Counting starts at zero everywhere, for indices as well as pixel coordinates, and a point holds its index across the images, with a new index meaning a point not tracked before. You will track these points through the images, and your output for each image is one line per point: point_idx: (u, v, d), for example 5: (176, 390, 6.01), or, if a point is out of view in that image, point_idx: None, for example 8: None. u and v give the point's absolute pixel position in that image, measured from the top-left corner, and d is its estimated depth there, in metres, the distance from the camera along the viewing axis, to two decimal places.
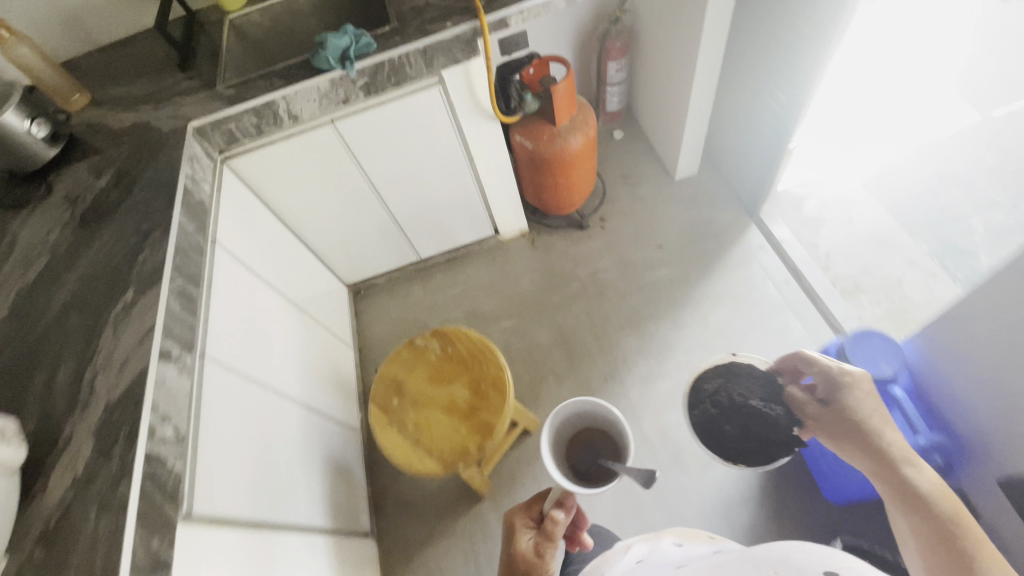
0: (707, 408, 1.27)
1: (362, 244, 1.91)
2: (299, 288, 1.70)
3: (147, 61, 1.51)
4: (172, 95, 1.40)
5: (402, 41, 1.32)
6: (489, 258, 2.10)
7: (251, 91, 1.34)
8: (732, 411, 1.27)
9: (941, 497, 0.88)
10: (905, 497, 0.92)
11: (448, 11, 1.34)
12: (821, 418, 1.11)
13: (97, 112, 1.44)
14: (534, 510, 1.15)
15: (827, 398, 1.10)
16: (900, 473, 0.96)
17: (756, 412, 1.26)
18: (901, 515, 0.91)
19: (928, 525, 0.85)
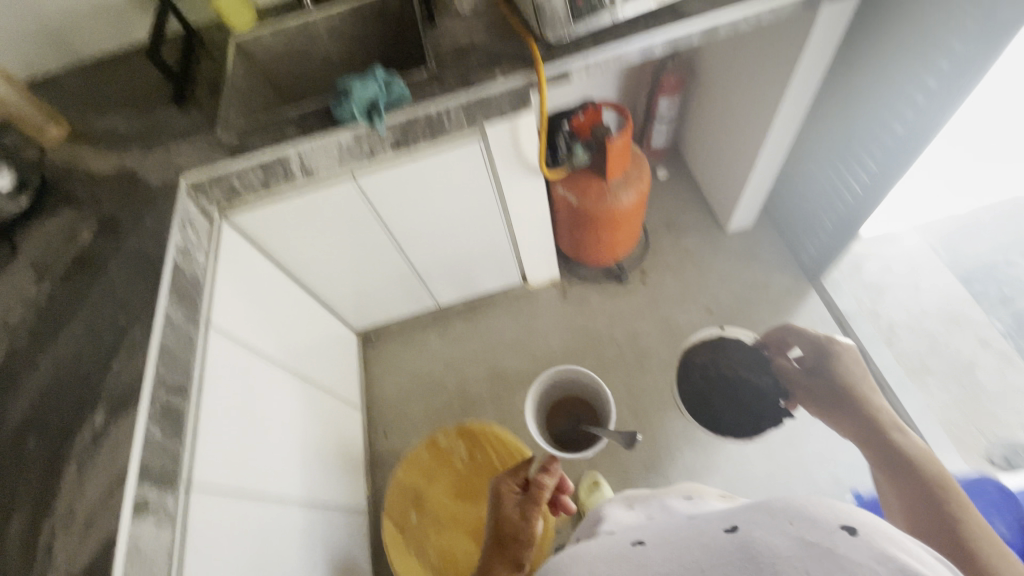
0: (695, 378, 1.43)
1: (375, 293, 1.71)
2: (305, 350, 1.49)
3: (137, 89, 1.29)
4: (164, 136, 1.19)
5: (442, 92, 1.10)
6: (514, 307, 1.90)
7: (258, 141, 1.12)
8: (719, 380, 1.42)
9: (941, 490, 0.92)
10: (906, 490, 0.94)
11: (497, 58, 1.12)
12: (806, 384, 1.26)
13: (75, 150, 1.22)
14: (521, 473, 1.06)
15: (814, 366, 1.26)
16: (887, 439, 1.04)
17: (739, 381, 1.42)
18: (896, 489, 0.97)
19: (928, 519, 0.86)
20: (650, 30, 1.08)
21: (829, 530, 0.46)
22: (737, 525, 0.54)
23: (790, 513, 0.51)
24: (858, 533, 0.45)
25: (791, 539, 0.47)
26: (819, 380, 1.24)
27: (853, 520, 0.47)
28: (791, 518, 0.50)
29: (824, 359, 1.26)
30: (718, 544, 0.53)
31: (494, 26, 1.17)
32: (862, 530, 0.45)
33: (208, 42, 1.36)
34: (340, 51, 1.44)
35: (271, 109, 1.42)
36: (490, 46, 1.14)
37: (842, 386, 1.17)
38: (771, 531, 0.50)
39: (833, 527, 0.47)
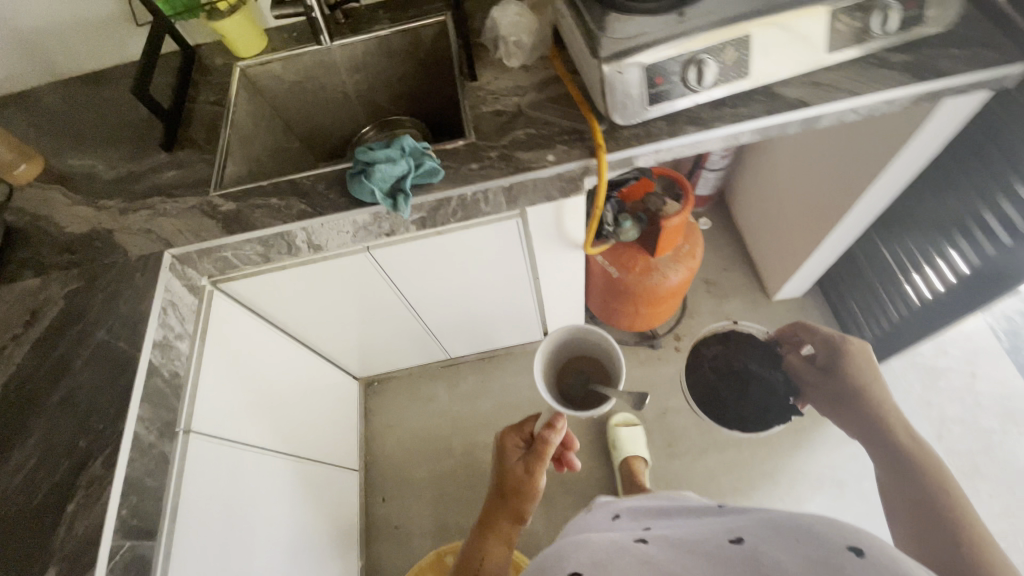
0: (706, 371, 1.26)
1: (383, 347, 1.55)
2: (302, 418, 1.34)
3: (124, 124, 1.11)
4: (151, 190, 1.01)
5: (480, 171, 0.92)
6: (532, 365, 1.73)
7: (258, 211, 0.94)
8: (730, 376, 1.25)
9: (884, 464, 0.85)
10: (897, 495, 0.79)
11: (548, 132, 0.93)
12: (815, 385, 1.05)
13: (47, 195, 1.05)
14: (526, 427, 1.01)
15: (828, 366, 1.04)
16: (895, 441, 0.86)
17: (762, 380, 1.22)
18: (846, 420, 0.96)
19: (923, 522, 0.72)
20: (738, 116, 0.89)
21: (835, 549, 0.46)
22: (738, 537, 0.54)
23: (800, 536, 0.49)
24: (862, 553, 0.45)
25: (800, 555, 0.47)
26: (836, 373, 1.01)
27: (861, 541, 0.46)
28: (800, 535, 0.49)
29: (834, 350, 1.03)
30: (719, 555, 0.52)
31: (547, 91, 0.98)
32: (865, 546, 0.45)
33: (210, 68, 1.17)
34: (361, 86, 1.25)
35: (279, 149, 1.24)
36: (541, 116, 0.95)
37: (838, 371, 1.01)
38: (782, 552, 0.48)
39: (843, 546, 0.46)
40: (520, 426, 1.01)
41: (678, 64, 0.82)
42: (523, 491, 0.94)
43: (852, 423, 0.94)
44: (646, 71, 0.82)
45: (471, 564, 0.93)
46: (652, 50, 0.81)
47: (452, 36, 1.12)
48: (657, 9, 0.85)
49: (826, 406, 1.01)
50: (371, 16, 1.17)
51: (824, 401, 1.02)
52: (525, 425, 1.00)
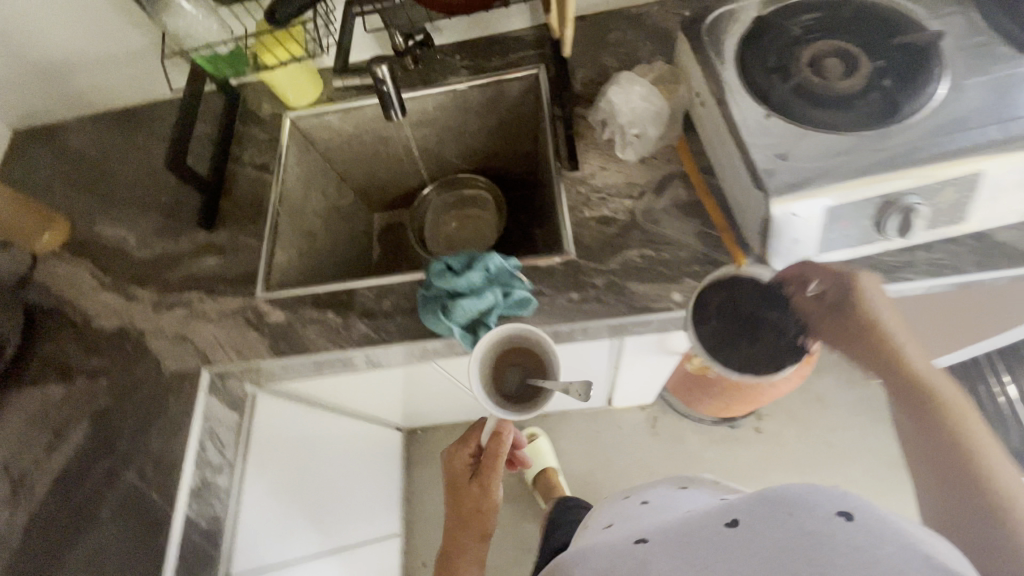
0: (709, 326, 0.63)
1: (434, 409, 1.40)
2: (349, 498, 1.21)
3: (160, 188, 0.97)
4: (188, 282, 0.87)
5: (583, 306, 0.73)
6: (589, 429, 1.58)
7: (310, 328, 0.79)
8: (735, 325, 0.62)
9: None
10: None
11: (673, 259, 0.73)
12: (829, 330, 0.62)
13: (76, 273, 0.93)
14: (473, 441, 0.85)
15: (838, 301, 0.61)
16: (903, 402, 0.56)
17: (770, 324, 0.62)
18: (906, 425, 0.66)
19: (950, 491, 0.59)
20: (935, 267, 0.67)
21: (824, 517, 0.45)
22: (735, 520, 0.51)
23: (787, 526, 0.47)
24: (854, 519, 0.44)
25: (776, 539, 0.46)
26: (845, 322, 0.61)
27: (850, 504, 0.46)
28: (791, 508, 0.48)
29: (848, 301, 0.61)
30: (721, 541, 0.50)
31: (671, 197, 0.77)
32: (858, 515, 0.45)
33: (256, 119, 1.00)
34: (428, 140, 1.06)
35: (330, 209, 1.08)
36: (664, 233, 0.75)
37: (864, 322, 0.60)
38: (779, 528, 0.47)
39: (830, 513, 0.46)
40: (464, 444, 0.85)
41: (870, 207, 0.61)
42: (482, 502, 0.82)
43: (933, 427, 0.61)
44: (828, 215, 0.61)
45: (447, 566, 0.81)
46: (815, 187, 0.59)
47: (547, 101, 0.91)
48: (845, 126, 0.63)
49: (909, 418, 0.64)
50: (447, 64, 0.96)
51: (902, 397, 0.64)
52: (475, 436, 0.85)
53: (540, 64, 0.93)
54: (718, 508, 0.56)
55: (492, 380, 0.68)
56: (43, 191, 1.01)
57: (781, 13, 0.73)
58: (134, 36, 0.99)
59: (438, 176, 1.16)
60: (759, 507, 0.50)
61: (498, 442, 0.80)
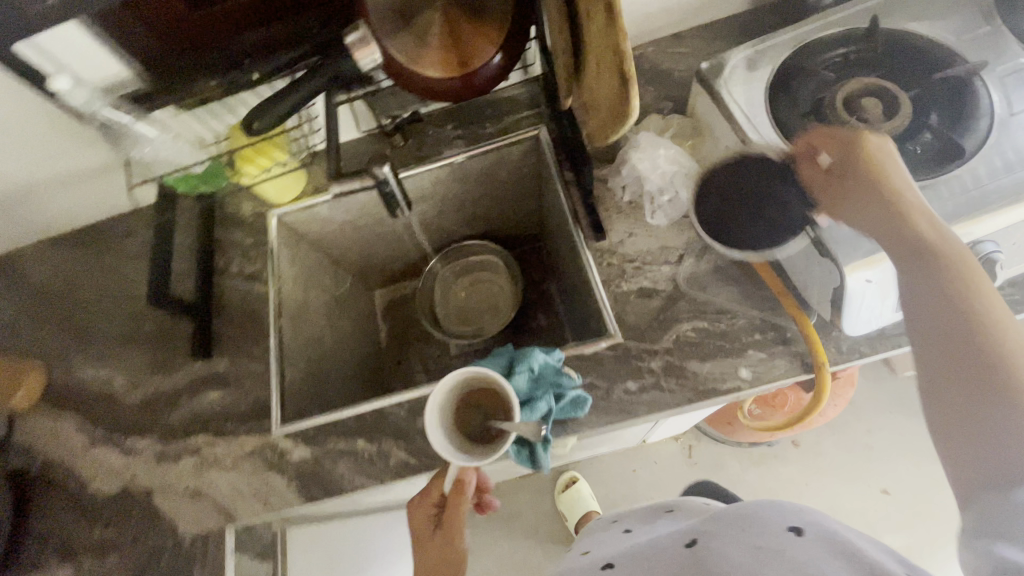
0: (707, 204, 0.69)
1: None
2: None
3: (142, 314, 0.87)
4: (192, 424, 0.77)
5: (643, 397, 0.66)
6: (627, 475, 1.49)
7: (341, 462, 0.71)
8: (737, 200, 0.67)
9: (970, 366, 0.42)
10: (956, 392, 0.43)
11: (730, 329, 0.67)
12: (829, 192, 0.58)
13: (62, 427, 0.82)
14: (433, 498, 0.65)
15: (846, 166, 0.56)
16: (927, 284, 0.48)
17: (773, 200, 0.64)
18: (917, 317, 0.47)
19: (981, 416, 0.41)
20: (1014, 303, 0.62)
21: (777, 533, 0.49)
22: (697, 540, 0.55)
23: (741, 539, 0.50)
24: (805, 537, 0.47)
25: (734, 548, 0.50)
26: (848, 185, 0.56)
27: (802, 521, 0.49)
28: (748, 527, 0.51)
29: (856, 162, 0.56)
30: (682, 561, 0.54)
31: (713, 259, 0.71)
32: (812, 535, 0.47)
33: (238, 222, 0.90)
34: (425, 215, 0.99)
35: (332, 303, 0.99)
36: (713, 301, 0.69)
37: (874, 185, 0.54)
38: (737, 541, 0.50)
39: (783, 530, 0.49)
40: (421, 506, 0.65)
41: None
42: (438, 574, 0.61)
43: (941, 315, 0.45)
44: None
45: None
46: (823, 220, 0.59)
47: (556, 162, 0.84)
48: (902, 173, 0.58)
49: (924, 302, 0.47)
50: (441, 137, 0.90)
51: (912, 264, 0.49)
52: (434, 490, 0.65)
53: (540, 125, 0.87)
54: (680, 533, 0.61)
55: (456, 424, 0.67)
56: (9, 337, 0.90)
57: (801, 52, 0.68)
58: (84, 153, 0.87)
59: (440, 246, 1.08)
60: (718, 528, 0.55)
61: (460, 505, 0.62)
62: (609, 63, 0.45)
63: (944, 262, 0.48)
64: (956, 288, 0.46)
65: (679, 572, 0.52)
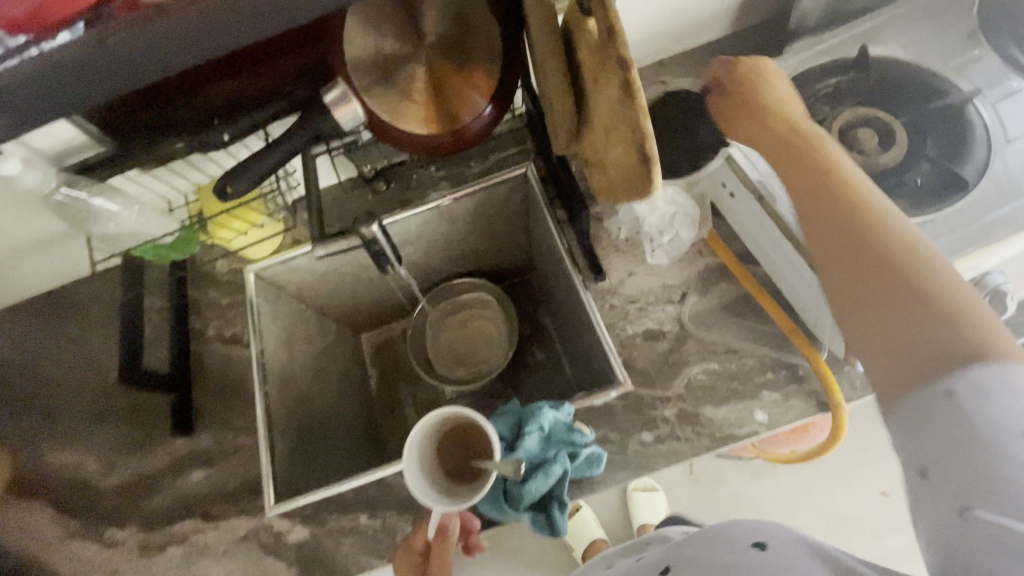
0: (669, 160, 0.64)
1: None
2: None
3: (115, 389, 0.81)
4: (177, 509, 0.71)
5: (660, 448, 0.64)
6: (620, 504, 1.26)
7: (344, 541, 0.66)
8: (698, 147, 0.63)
9: (877, 271, 0.38)
10: (869, 302, 0.38)
11: (741, 369, 0.66)
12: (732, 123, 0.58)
13: (33, 521, 0.75)
14: (417, 545, 0.61)
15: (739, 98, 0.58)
16: (814, 184, 0.46)
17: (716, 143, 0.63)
18: (822, 240, 0.43)
19: (896, 318, 0.36)
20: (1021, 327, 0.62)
21: (740, 554, 0.40)
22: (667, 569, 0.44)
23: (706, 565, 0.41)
24: (767, 552, 0.39)
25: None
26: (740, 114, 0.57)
27: (766, 534, 0.41)
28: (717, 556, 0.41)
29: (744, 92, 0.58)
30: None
31: (717, 296, 0.70)
32: (775, 546, 0.39)
33: (213, 281, 0.85)
34: (410, 257, 0.95)
35: (318, 356, 0.94)
36: (722, 341, 0.67)
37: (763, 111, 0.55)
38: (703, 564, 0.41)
39: (746, 546, 0.40)
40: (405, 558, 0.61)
41: None
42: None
43: (837, 226, 0.42)
44: None
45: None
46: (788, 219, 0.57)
47: (546, 200, 0.80)
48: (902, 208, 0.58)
49: (822, 220, 0.44)
50: (425, 180, 0.87)
51: (810, 190, 0.46)
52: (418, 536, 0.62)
53: (526, 162, 0.83)
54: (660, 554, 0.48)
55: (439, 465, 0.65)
56: None
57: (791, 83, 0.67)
58: (47, 223, 0.81)
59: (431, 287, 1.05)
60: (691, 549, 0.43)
61: (443, 551, 0.59)
62: (620, 135, 0.45)
63: (830, 173, 0.46)
64: (839, 189, 0.44)
65: None
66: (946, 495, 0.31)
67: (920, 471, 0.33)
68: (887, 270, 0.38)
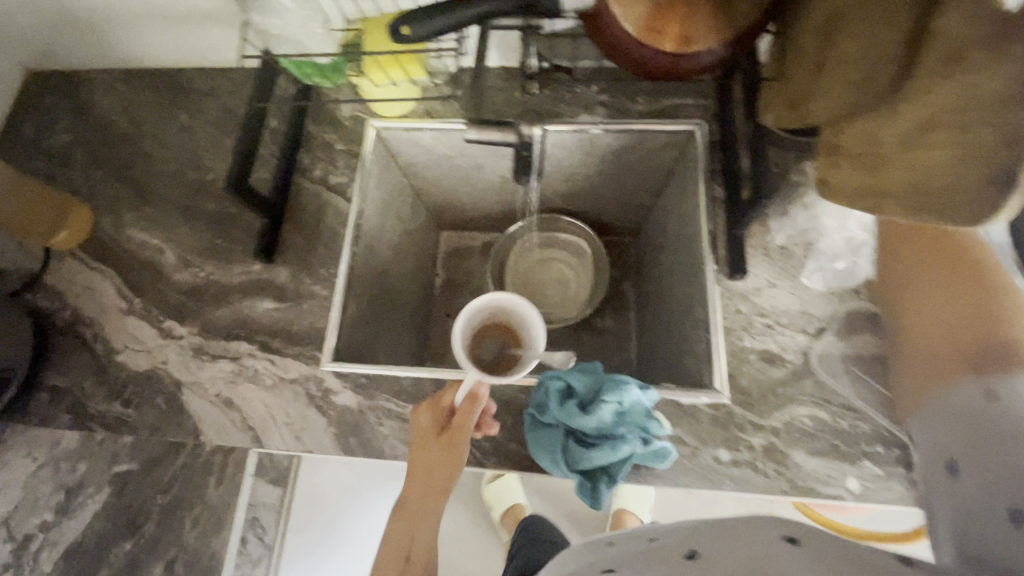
0: None
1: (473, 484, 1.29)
2: None
3: (210, 189, 0.79)
4: (237, 328, 0.71)
5: (733, 472, 0.59)
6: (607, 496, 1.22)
7: (386, 424, 0.65)
8: None
9: (947, 309, 0.48)
10: (933, 332, 0.50)
11: (850, 430, 0.60)
12: None
13: (99, 280, 0.76)
14: (444, 404, 0.58)
15: None
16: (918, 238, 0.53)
17: None
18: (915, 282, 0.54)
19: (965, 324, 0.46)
20: None
21: (770, 549, 0.34)
22: (694, 551, 0.36)
23: (736, 555, 0.34)
24: (805, 547, 0.33)
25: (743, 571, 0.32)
26: None
27: (797, 527, 0.35)
28: (745, 550, 0.34)
29: None
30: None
31: (857, 346, 0.62)
32: (810, 541, 0.34)
33: (335, 120, 0.80)
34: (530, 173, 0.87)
35: (404, 236, 0.90)
36: (842, 393, 0.61)
37: None
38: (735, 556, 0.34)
39: (775, 536, 0.35)
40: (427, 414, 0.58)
41: None
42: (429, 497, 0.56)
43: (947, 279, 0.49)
44: None
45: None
46: None
47: (707, 172, 0.71)
48: None
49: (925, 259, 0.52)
50: (582, 98, 0.77)
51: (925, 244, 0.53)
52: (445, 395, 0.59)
53: (696, 121, 0.73)
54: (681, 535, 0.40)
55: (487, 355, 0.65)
56: (64, 165, 0.82)
57: None
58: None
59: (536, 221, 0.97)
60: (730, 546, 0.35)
61: (470, 420, 0.56)
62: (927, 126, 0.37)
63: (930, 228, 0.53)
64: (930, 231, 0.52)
65: None
66: (979, 497, 0.37)
67: (954, 469, 0.41)
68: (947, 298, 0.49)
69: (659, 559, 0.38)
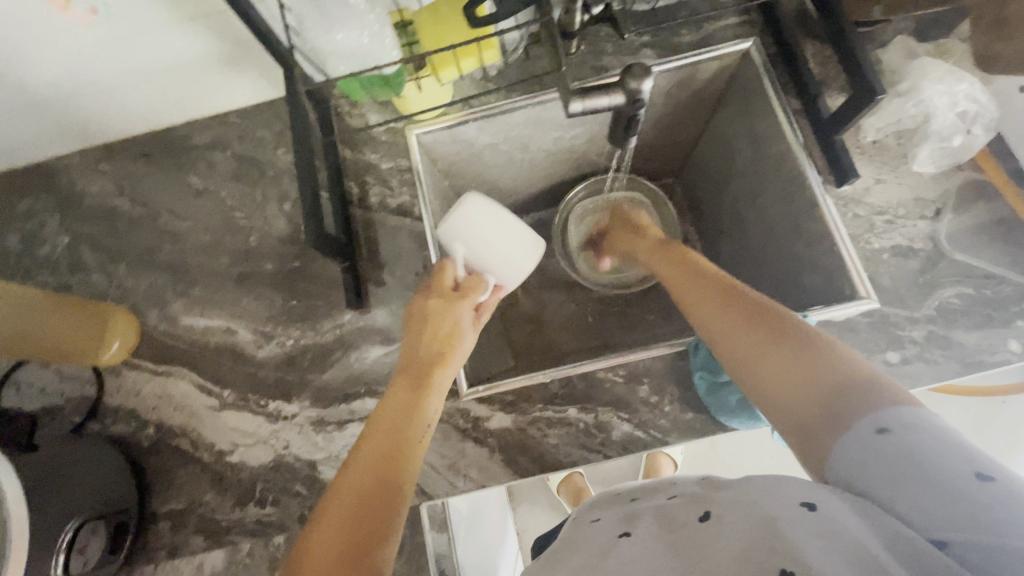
0: None
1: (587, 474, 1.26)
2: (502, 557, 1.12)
3: (260, 250, 0.71)
4: (353, 386, 0.64)
5: (906, 369, 0.60)
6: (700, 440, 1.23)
7: (552, 433, 0.61)
8: None
9: (803, 378, 0.41)
10: (794, 392, 0.41)
11: (996, 296, 0.61)
12: None
13: (172, 384, 0.67)
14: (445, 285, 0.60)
15: None
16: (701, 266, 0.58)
17: None
18: (696, 305, 0.53)
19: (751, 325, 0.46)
20: None
21: (785, 511, 0.35)
22: (707, 513, 0.39)
23: (753, 509, 0.37)
24: (821, 513, 0.34)
25: (747, 538, 0.35)
26: None
27: (818, 495, 0.36)
28: (755, 497, 0.38)
29: None
30: (682, 534, 0.39)
31: (974, 217, 0.64)
32: (828, 509, 0.34)
33: (370, 137, 0.72)
34: (574, 137, 0.81)
35: None
36: (978, 264, 0.62)
37: None
38: (748, 521, 0.36)
39: (792, 505, 0.36)
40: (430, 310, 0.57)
41: None
42: (431, 381, 0.54)
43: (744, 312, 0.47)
44: None
45: (360, 490, 0.43)
46: None
47: (778, 88, 0.69)
48: None
49: (678, 278, 0.58)
50: (627, 45, 0.72)
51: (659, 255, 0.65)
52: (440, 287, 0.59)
53: (748, 39, 0.70)
54: (697, 493, 0.42)
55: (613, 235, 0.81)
56: (76, 270, 0.72)
57: None
58: (189, 45, 0.64)
59: (573, 198, 0.89)
60: (735, 513, 0.37)
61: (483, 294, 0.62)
62: None
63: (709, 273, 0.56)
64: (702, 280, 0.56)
65: (682, 553, 0.37)
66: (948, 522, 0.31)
67: (881, 428, 0.36)
68: (782, 341, 0.44)
69: (674, 523, 0.40)
